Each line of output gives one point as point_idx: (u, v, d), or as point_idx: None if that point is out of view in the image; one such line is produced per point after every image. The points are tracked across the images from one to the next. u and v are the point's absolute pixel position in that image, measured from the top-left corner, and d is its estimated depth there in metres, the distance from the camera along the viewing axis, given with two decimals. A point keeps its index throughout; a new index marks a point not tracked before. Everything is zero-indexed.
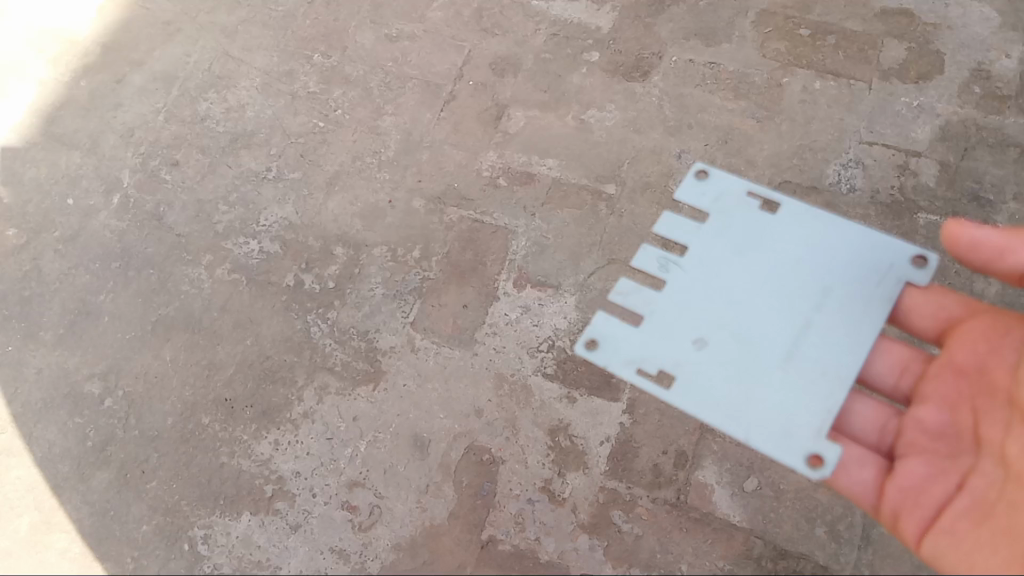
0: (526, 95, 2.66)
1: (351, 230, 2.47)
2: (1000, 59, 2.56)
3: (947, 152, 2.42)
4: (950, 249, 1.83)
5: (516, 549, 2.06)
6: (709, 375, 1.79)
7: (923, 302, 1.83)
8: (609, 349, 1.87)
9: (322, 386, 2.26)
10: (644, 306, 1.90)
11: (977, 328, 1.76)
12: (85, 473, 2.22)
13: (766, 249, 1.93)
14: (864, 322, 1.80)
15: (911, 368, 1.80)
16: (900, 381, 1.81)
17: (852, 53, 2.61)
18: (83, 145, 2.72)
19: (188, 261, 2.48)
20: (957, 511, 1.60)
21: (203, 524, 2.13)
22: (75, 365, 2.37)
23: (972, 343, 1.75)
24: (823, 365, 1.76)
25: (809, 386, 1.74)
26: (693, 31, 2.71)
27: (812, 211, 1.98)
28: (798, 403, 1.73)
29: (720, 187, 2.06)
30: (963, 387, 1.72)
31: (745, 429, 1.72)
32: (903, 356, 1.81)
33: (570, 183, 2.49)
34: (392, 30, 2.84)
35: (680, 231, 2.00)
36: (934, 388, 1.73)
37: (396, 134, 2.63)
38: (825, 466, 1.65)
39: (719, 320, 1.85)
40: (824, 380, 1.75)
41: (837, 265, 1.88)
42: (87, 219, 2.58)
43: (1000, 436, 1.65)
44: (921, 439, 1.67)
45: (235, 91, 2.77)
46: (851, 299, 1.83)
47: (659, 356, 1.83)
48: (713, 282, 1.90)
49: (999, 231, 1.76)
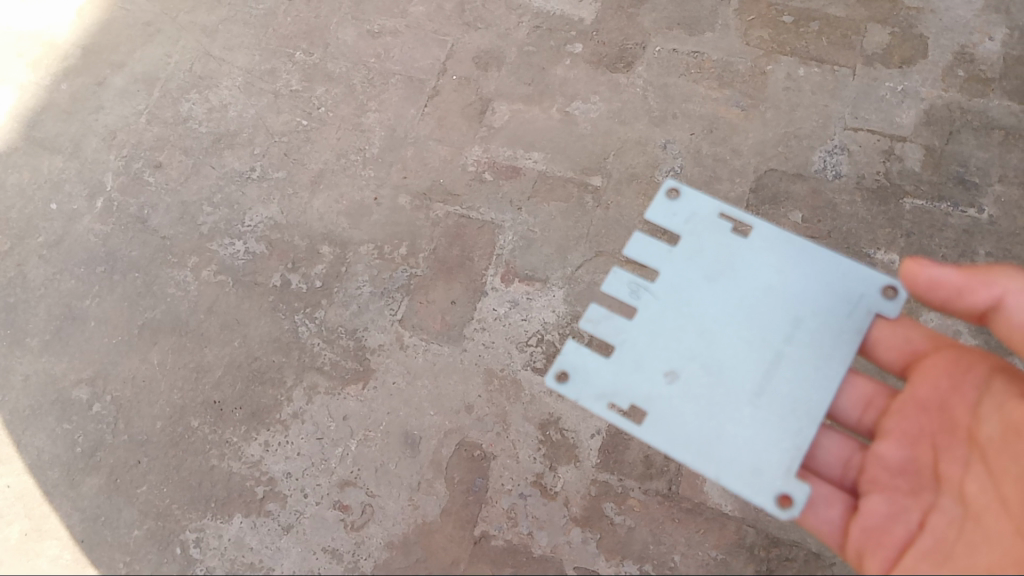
0: (510, 89, 2.64)
1: (338, 228, 2.46)
2: (983, 42, 2.56)
3: (932, 136, 2.42)
4: (908, 289, 1.73)
5: (509, 544, 2.06)
6: (681, 410, 1.73)
7: (890, 333, 1.76)
8: (580, 381, 1.81)
9: (311, 385, 2.26)
10: (615, 336, 1.83)
11: (938, 362, 1.69)
12: (75, 479, 2.21)
13: (739, 276, 1.84)
14: (834, 356, 1.73)
15: (875, 403, 1.75)
16: (865, 415, 1.76)
17: (835, 39, 2.60)
18: (65, 150, 2.69)
19: (173, 263, 2.46)
20: (919, 551, 1.53)
21: (195, 528, 2.13)
22: (63, 371, 2.35)
23: (934, 378, 1.68)
24: (793, 401, 1.71)
25: (778, 423, 1.69)
26: (677, 20, 2.70)
27: (784, 235, 1.88)
28: (769, 440, 1.68)
29: (692, 206, 1.95)
30: (924, 423, 1.65)
31: (716, 466, 1.67)
32: (868, 390, 1.76)
33: (556, 175, 2.48)
34: (373, 26, 2.82)
35: (652, 255, 1.90)
36: (895, 423, 1.67)
37: (380, 131, 2.61)
38: (794, 507, 1.61)
39: (690, 352, 1.78)
40: (793, 417, 1.69)
41: (808, 295, 1.80)
42: (71, 224, 2.57)
43: (960, 473, 1.58)
44: (882, 477, 1.63)
45: (216, 91, 2.75)
46: (822, 331, 1.76)
47: (630, 391, 1.77)
48: (684, 311, 1.82)
49: (958, 270, 1.68)
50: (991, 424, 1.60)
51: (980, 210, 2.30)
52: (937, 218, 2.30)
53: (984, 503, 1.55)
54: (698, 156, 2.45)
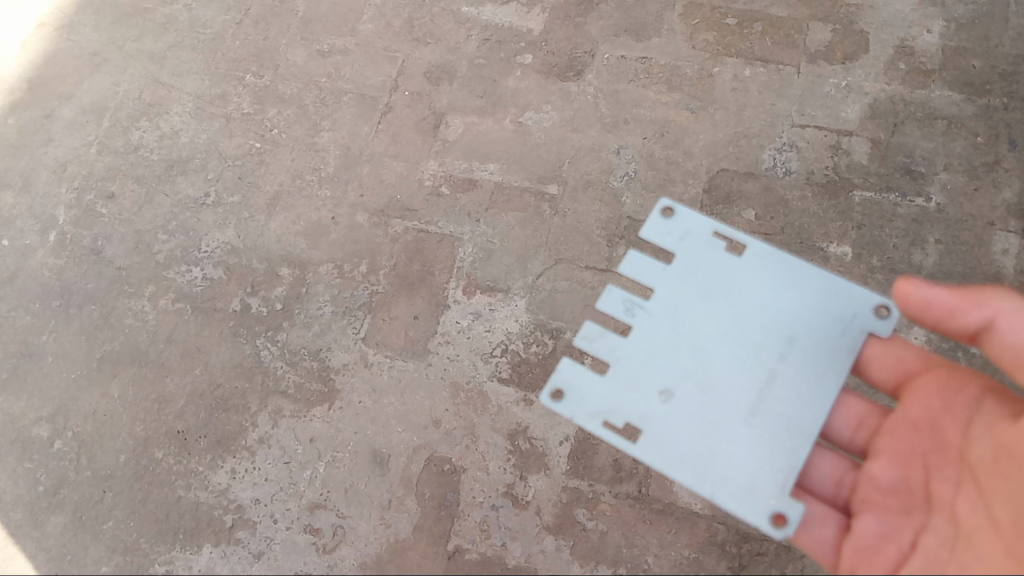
0: (462, 102, 2.65)
1: (296, 250, 2.45)
2: (922, 35, 2.62)
3: (877, 129, 2.47)
4: (901, 308, 1.71)
5: (483, 557, 2.05)
6: (676, 429, 1.70)
7: (882, 353, 1.76)
8: (574, 399, 1.77)
9: (276, 409, 2.24)
10: (610, 353, 1.80)
11: (930, 381, 1.69)
12: (39, 519, 2.17)
13: (733, 293, 1.82)
14: (828, 374, 1.72)
15: (867, 423, 1.75)
16: (857, 435, 1.76)
17: (779, 39, 2.65)
18: (14, 184, 2.65)
19: (130, 293, 2.43)
20: (911, 572, 1.51)
21: (163, 560, 2.10)
22: (21, 410, 2.31)
23: (925, 397, 1.68)
24: (788, 419, 1.68)
25: (774, 441, 1.66)
26: (624, 27, 2.73)
27: (779, 254, 1.86)
28: (765, 459, 1.65)
29: (687, 224, 1.92)
30: (917, 442, 1.64)
31: (710, 485, 1.64)
32: (860, 410, 1.76)
33: (512, 186, 2.49)
34: (323, 46, 2.81)
35: (647, 272, 1.87)
36: (888, 443, 1.68)
37: (334, 150, 2.61)
38: (788, 525, 1.59)
39: (684, 371, 1.75)
40: (788, 435, 1.67)
41: (802, 312, 1.78)
42: (24, 259, 2.52)
43: (951, 492, 1.56)
44: (874, 496, 1.62)
45: (167, 118, 2.72)
46: (817, 349, 1.74)
47: (624, 409, 1.74)
48: (677, 328, 1.79)
49: (951, 290, 1.65)
50: (983, 444, 1.59)
51: (928, 198, 2.36)
52: (886, 208, 2.35)
53: (975, 523, 1.52)
54: (651, 160, 2.48)
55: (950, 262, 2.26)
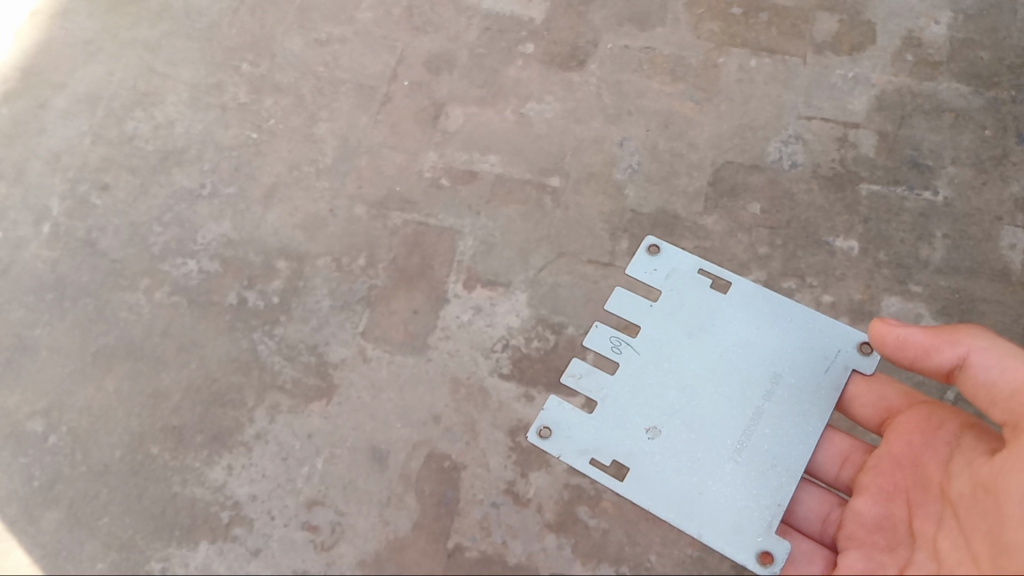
0: (463, 92, 2.61)
1: (293, 242, 2.41)
2: (930, 26, 2.57)
3: (884, 122, 2.43)
4: (878, 349, 1.79)
5: (484, 554, 2.03)
6: (663, 465, 1.89)
7: (864, 390, 1.91)
8: (563, 437, 1.99)
9: (274, 405, 2.20)
10: (598, 390, 2.01)
11: (911, 420, 1.77)
12: (34, 514, 2.13)
13: (715, 335, 2.02)
14: (813, 412, 1.89)
15: (852, 458, 1.85)
16: (842, 471, 1.86)
17: (785, 29, 2.60)
18: (7, 175, 2.60)
19: (125, 286, 2.39)
20: None
21: (160, 558, 2.07)
22: (15, 404, 2.27)
23: (907, 435, 1.74)
24: (773, 456, 1.86)
25: (758, 478, 1.84)
26: (627, 16, 2.68)
27: (762, 293, 2.07)
28: (750, 495, 1.83)
29: (672, 261, 2.16)
30: (900, 480, 1.69)
31: (697, 523, 1.82)
32: (846, 446, 1.87)
33: (513, 178, 2.45)
34: (320, 34, 2.76)
35: (634, 309, 2.10)
36: (873, 480, 1.73)
37: (332, 140, 2.56)
38: (774, 562, 1.76)
39: (672, 409, 1.95)
40: (773, 472, 1.84)
41: (785, 354, 1.97)
42: (18, 251, 2.48)
43: (933, 529, 1.59)
44: (860, 533, 1.65)
45: (162, 108, 2.67)
46: (800, 390, 1.92)
47: (612, 447, 1.94)
48: (666, 366, 2.00)
49: (923, 330, 1.73)
50: (962, 479, 1.63)
51: (935, 192, 2.32)
52: (893, 202, 2.31)
53: (957, 558, 1.53)
54: (655, 152, 2.44)
55: (957, 257, 2.23)
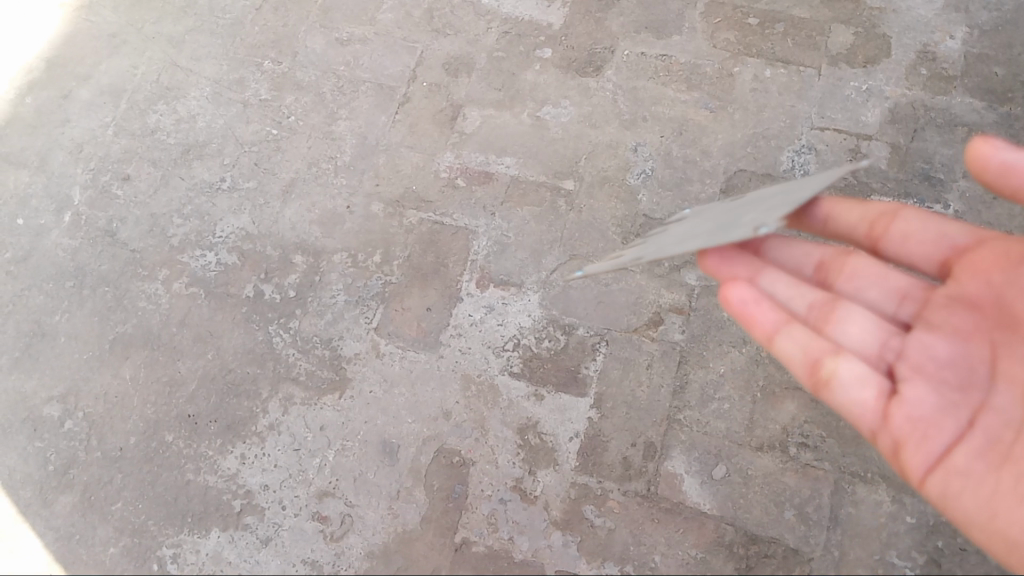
0: (480, 94, 2.64)
1: (310, 238, 2.45)
2: (944, 41, 2.60)
3: (897, 134, 2.46)
4: (979, 170, 1.68)
5: (490, 549, 2.06)
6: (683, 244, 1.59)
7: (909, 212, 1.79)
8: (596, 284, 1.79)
9: (287, 396, 2.24)
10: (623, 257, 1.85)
11: (988, 255, 1.68)
12: (48, 498, 2.17)
13: (732, 205, 1.78)
14: (815, 182, 1.61)
15: (911, 295, 1.74)
16: (899, 309, 1.74)
17: (801, 41, 2.63)
18: (31, 164, 2.64)
19: (144, 276, 2.43)
20: (974, 451, 1.56)
21: (171, 543, 2.11)
22: (33, 388, 2.31)
23: (983, 273, 1.67)
24: (785, 203, 1.53)
25: (757, 216, 1.51)
26: (644, 24, 2.72)
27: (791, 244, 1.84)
28: (761, 216, 1.51)
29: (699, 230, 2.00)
30: (981, 319, 1.64)
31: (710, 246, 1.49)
32: (902, 284, 1.75)
33: (528, 180, 2.48)
34: (342, 34, 2.80)
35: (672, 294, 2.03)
36: (945, 317, 1.67)
37: (351, 138, 2.60)
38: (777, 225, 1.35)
39: (688, 231, 1.70)
40: (780, 209, 1.52)
41: (806, 290, 1.72)
42: (39, 239, 2.52)
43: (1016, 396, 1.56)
44: (926, 364, 1.61)
45: (184, 102, 2.71)
46: (802, 184, 1.67)
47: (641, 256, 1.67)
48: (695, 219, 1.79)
49: None
50: None
51: (946, 205, 2.34)
52: None
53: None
54: (669, 158, 2.47)
55: None
